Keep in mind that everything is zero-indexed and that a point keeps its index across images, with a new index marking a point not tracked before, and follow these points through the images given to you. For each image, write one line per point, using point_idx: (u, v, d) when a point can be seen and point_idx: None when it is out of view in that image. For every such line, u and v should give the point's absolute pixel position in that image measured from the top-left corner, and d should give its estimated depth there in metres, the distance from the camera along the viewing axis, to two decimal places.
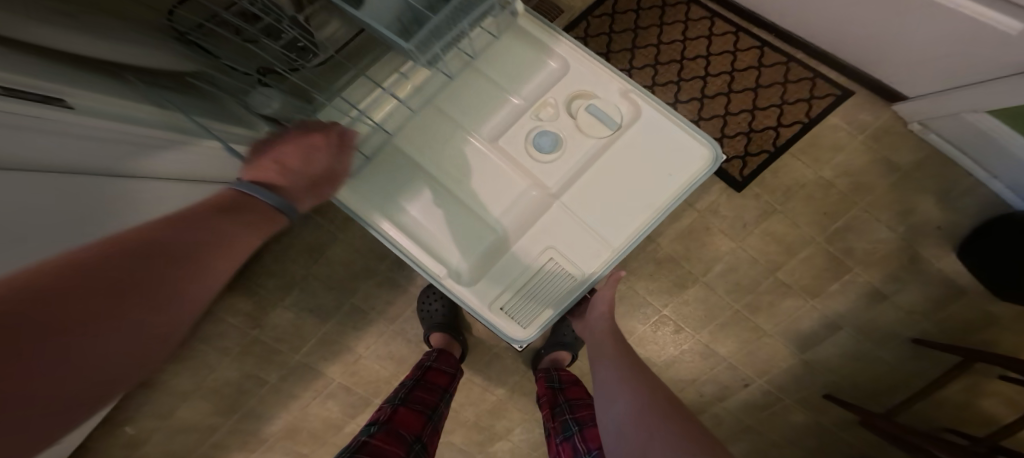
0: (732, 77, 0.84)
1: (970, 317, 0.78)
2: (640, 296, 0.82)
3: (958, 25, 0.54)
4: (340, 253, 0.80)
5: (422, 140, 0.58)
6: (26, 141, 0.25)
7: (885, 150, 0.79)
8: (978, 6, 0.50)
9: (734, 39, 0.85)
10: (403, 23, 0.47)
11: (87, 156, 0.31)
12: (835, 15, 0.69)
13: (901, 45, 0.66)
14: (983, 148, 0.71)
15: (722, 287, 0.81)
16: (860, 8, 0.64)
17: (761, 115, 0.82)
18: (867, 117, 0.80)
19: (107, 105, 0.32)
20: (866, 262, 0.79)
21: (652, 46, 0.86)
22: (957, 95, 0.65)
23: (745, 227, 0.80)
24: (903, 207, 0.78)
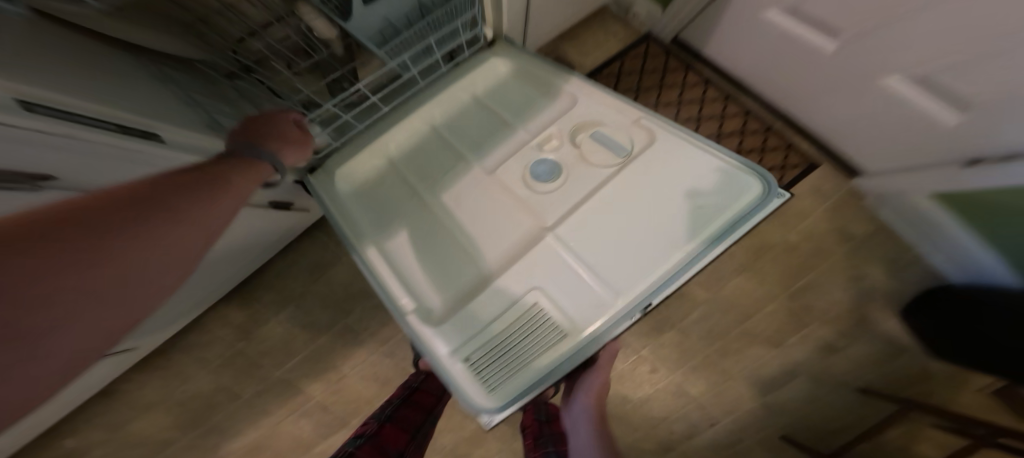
0: (718, 140, 0.96)
1: (907, 370, 0.89)
2: (623, 335, 0.88)
3: (911, 115, 0.68)
4: (341, 272, 0.81)
5: (426, 168, 0.63)
6: (102, 154, 0.34)
7: (839, 221, 0.91)
8: (928, 99, 0.64)
9: (722, 106, 0.97)
10: (383, 35, 0.56)
11: (135, 168, 0.39)
12: (817, 93, 0.81)
13: (864, 130, 0.79)
14: (922, 224, 0.84)
15: (696, 332, 0.88)
16: (839, 92, 0.77)
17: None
18: (827, 192, 0.92)
19: (192, 138, 0.41)
20: (823, 319, 0.89)
21: (652, 105, 0.97)
22: (905, 177, 0.79)
23: (720, 279, 0.89)
24: (852, 271, 0.90)
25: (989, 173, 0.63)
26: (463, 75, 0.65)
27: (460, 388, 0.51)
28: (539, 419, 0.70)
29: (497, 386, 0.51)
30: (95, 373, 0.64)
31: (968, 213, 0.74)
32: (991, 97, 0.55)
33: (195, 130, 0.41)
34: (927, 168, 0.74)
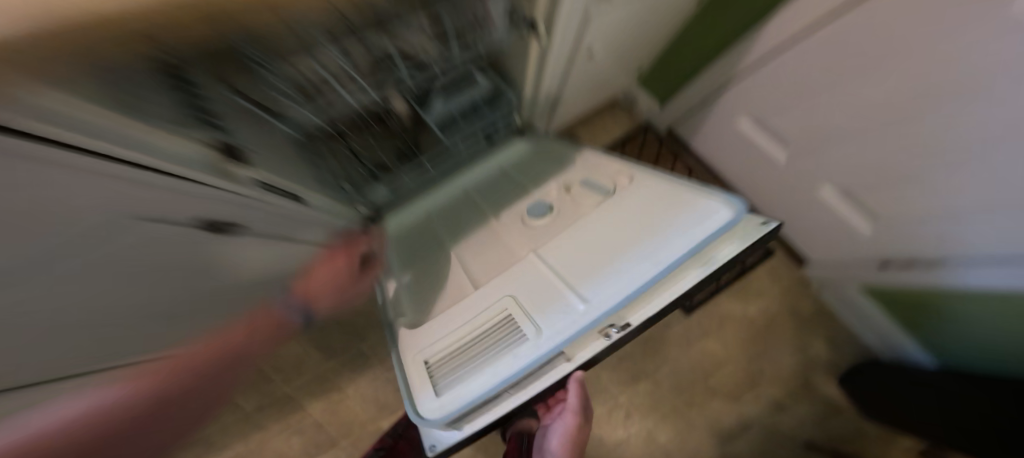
0: None
1: (843, 432, 1.03)
2: (603, 381, 0.98)
3: (842, 221, 0.86)
4: (363, 304, 0.91)
5: (456, 225, 0.70)
6: (287, 218, 0.47)
7: (791, 299, 1.08)
8: (849, 210, 0.83)
9: None
10: (445, 121, 0.63)
11: (300, 227, 0.52)
12: (776, 194, 0.98)
13: (812, 230, 0.96)
14: (847, 309, 1.04)
15: (666, 384, 1.00)
16: (788, 198, 0.95)
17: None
18: (781, 274, 1.10)
19: (321, 200, 0.55)
20: (773, 380, 1.03)
21: None
22: (839, 270, 0.96)
23: (689, 339, 1.03)
24: (799, 342, 1.06)
25: (906, 275, 0.79)
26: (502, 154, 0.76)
27: (409, 388, 0.47)
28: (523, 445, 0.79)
29: (443, 390, 0.44)
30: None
31: (892, 306, 0.90)
32: (899, 215, 0.74)
33: (321, 193, 0.55)
34: (853, 264, 0.91)
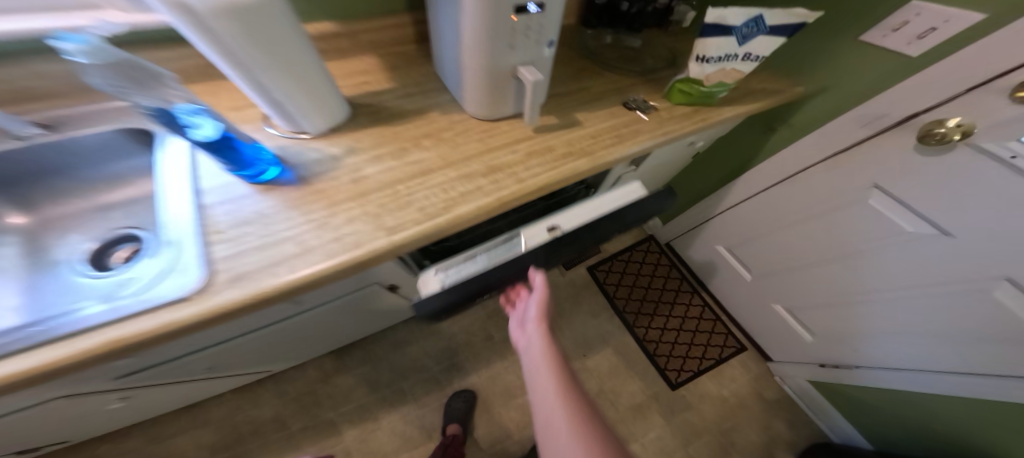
0: (683, 318, 1.38)
1: None
2: None
3: (784, 328, 1.15)
4: (414, 351, 1.16)
5: None
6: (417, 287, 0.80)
7: (760, 388, 1.29)
8: (790, 319, 1.12)
9: (690, 296, 1.43)
10: None
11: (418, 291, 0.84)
12: (739, 302, 1.29)
13: (764, 333, 1.26)
14: (808, 401, 1.22)
15: (653, 449, 1.14)
16: (744, 307, 1.28)
17: (699, 345, 1.33)
18: (750, 365, 1.32)
19: None
20: (743, 454, 1.19)
21: (643, 286, 1.43)
22: (790, 365, 1.21)
23: (673, 411, 1.21)
24: (765, 425, 1.24)
25: (841, 376, 1.02)
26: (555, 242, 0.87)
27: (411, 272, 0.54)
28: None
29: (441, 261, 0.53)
30: (228, 388, 0.87)
31: (833, 397, 1.13)
32: (825, 332, 1.01)
33: None
34: (800, 362, 1.17)
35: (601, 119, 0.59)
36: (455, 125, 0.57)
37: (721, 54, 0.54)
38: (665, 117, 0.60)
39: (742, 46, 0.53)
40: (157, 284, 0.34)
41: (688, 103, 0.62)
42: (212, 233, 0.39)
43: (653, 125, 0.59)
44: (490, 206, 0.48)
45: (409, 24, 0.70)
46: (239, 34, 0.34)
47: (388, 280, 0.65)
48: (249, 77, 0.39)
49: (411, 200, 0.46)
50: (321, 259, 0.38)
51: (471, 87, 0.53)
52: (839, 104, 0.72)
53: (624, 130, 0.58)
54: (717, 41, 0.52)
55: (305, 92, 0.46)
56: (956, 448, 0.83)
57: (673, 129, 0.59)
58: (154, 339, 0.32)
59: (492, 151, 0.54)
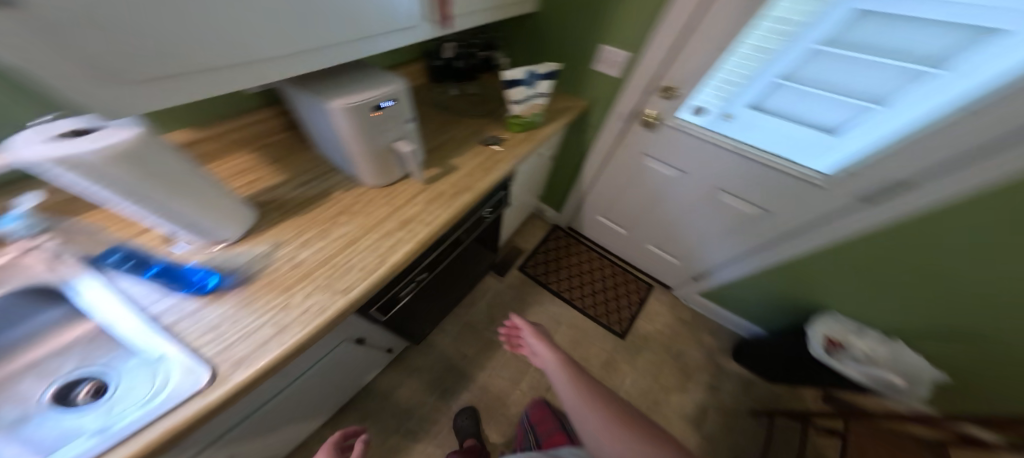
0: (604, 279, 1.64)
1: (767, 398, 1.40)
2: None
3: (664, 262, 1.48)
4: (403, 393, 1.26)
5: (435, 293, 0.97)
6: (372, 333, 0.92)
7: (677, 311, 1.61)
8: (664, 255, 1.45)
9: (600, 260, 1.70)
10: None
11: (378, 336, 0.97)
12: (632, 254, 1.59)
13: (658, 271, 1.58)
14: (706, 308, 1.57)
15: (635, 392, 1.35)
16: (639, 257, 1.57)
17: (622, 296, 1.61)
18: (663, 296, 1.64)
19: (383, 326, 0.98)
20: (697, 367, 1.45)
21: (566, 267, 1.64)
22: (682, 289, 1.56)
23: (632, 355, 1.46)
24: (697, 338, 1.54)
25: (711, 281, 1.38)
26: (470, 258, 1.11)
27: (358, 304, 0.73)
28: (563, 426, 1.04)
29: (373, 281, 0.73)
30: None
31: (716, 299, 1.49)
32: (684, 256, 1.37)
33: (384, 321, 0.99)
34: (684, 282, 1.52)
35: (470, 157, 0.79)
36: (356, 194, 0.70)
37: (524, 96, 0.76)
38: (512, 142, 0.84)
39: (534, 88, 0.76)
40: (174, 386, 0.44)
41: (521, 129, 0.85)
42: (192, 342, 0.48)
43: (508, 151, 0.82)
44: (410, 248, 0.64)
45: (273, 116, 0.76)
46: (137, 178, 0.39)
47: (346, 333, 0.79)
48: (155, 211, 0.43)
49: (344, 268, 0.60)
50: (299, 330, 0.52)
51: (360, 168, 0.63)
52: (606, 107, 1.05)
53: (491, 161, 0.79)
54: (516, 90, 0.74)
55: (210, 213, 0.51)
56: (790, 297, 1.21)
57: (520, 150, 0.83)
58: (194, 423, 0.42)
59: (400, 208, 0.69)
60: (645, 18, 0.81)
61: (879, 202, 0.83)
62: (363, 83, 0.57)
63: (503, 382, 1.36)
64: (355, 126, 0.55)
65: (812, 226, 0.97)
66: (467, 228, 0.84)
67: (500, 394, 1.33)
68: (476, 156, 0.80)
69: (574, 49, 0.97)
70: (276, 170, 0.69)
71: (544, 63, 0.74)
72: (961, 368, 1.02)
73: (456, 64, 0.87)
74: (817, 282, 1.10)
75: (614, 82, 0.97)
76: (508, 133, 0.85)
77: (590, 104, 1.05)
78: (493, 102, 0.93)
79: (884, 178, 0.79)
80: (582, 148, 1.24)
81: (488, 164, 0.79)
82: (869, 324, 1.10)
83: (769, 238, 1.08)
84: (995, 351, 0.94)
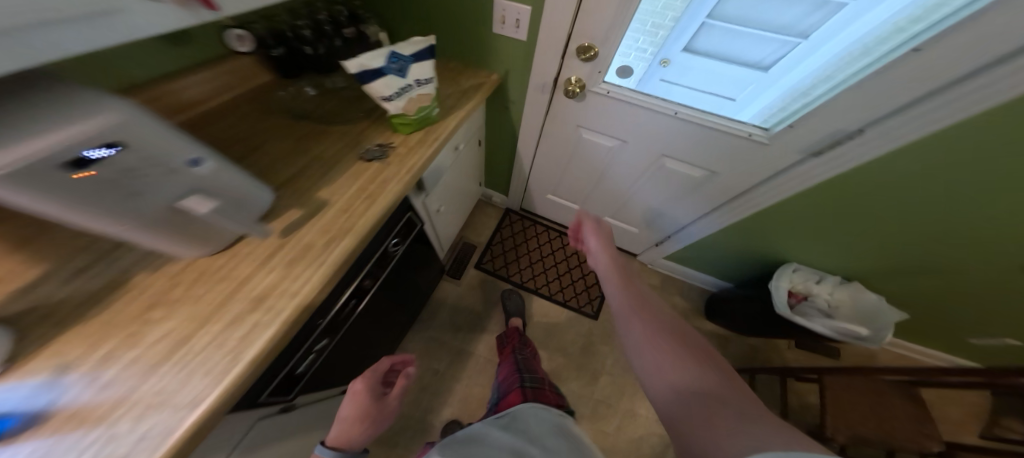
0: (569, 260, 1.51)
1: (740, 348, 1.42)
2: (573, 392, 1.29)
3: (625, 232, 1.37)
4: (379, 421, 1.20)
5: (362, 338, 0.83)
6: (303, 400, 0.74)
7: (648, 277, 1.53)
8: (622, 225, 1.34)
9: (561, 240, 1.55)
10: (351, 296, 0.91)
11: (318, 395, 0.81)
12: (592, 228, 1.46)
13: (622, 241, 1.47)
14: (676, 270, 1.49)
15: (615, 367, 1.34)
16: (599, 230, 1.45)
17: (591, 275, 1.49)
18: (632, 264, 1.55)
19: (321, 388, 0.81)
20: None
21: (527, 256, 1.49)
22: (647, 254, 1.47)
23: (608, 332, 1.40)
24: (671, 302, 1.48)
25: (672, 246, 1.31)
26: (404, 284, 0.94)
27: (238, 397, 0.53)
28: (522, 384, 0.89)
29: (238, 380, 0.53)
30: None
31: (681, 260, 1.42)
32: (642, 224, 1.27)
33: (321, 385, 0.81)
34: (649, 248, 1.42)
35: (348, 182, 0.60)
36: (179, 271, 0.50)
37: (398, 89, 0.55)
38: (403, 152, 0.64)
39: (406, 76, 0.56)
40: None
41: (413, 129, 0.65)
42: None
43: (396, 166, 0.62)
44: (276, 332, 0.47)
45: None
46: None
47: (258, 422, 0.60)
48: None
49: (178, 384, 0.42)
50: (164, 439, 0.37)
51: (153, 241, 0.42)
52: (523, 78, 0.86)
53: (374, 185, 0.60)
54: (379, 83, 0.53)
55: None
56: (746, 252, 1.15)
57: (414, 160, 0.63)
58: None
59: (253, 277, 0.51)
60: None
61: (825, 155, 0.72)
62: (45, 109, 0.28)
63: (482, 390, 1.28)
64: (77, 204, 0.31)
65: (754, 189, 0.88)
66: (371, 268, 0.67)
67: (481, 404, 1.25)
68: (358, 178, 0.60)
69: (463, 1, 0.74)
70: (38, 257, 0.48)
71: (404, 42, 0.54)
72: (898, 289, 1.08)
73: (304, 48, 0.66)
74: (771, 239, 1.04)
75: (524, 46, 0.78)
76: (397, 137, 0.65)
77: (505, 75, 0.86)
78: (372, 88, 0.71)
79: (827, 131, 0.68)
80: (513, 128, 1.04)
81: (371, 190, 0.59)
82: (823, 268, 1.11)
83: (720, 202, 0.98)
84: (925, 275, 0.98)
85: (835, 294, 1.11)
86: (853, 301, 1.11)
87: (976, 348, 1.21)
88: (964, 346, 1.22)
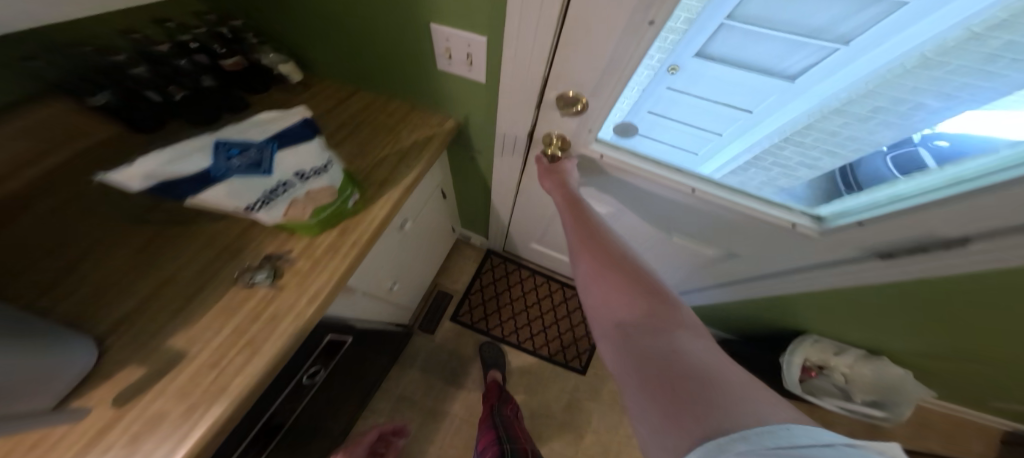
0: (555, 307, 1.33)
1: None
2: None
3: None
4: None
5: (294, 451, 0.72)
6: None
7: None
8: None
9: (547, 284, 1.37)
10: None
11: None
12: None
13: None
14: None
15: (603, 428, 1.17)
16: None
17: (581, 324, 1.32)
18: None
19: None
20: None
21: (508, 305, 1.32)
22: None
23: (597, 389, 1.23)
24: None
25: None
26: (351, 369, 0.83)
27: None
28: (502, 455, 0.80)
29: None
30: None
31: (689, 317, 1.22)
32: None
33: None
34: None
35: (219, 323, 0.43)
36: None
37: (263, 196, 0.35)
38: (304, 268, 0.47)
39: (272, 173, 0.35)
40: None
41: (318, 229, 0.47)
42: None
43: (292, 291, 0.46)
44: None
45: None
46: None
47: None
48: None
49: None
50: None
51: None
52: (486, 126, 0.70)
53: (260, 322, 0.43)
54: (218, 193, 0.32)
55: None
56: (764, 318, 0.96)
57: (321, 277, 0.47)
58: None
59: None
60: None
61: (892, 259, 0.52)
62: None
63: None
64: None
65: (781, 276, 0.70)
66: (282, 402, 0.59)
67: None
68: (232, 315, 0.44)
69: (377, 29, 0.58)
70: None
71: (241, 125, 0.35)
72: (937, 370, 0.91)
73: (148, 94, 0.53)
74: (794, 313, 0.88)
75: (483, 89, 0.61)
76: (297, 241, 0.48)
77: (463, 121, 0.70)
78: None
79: (909, 236, 0.47)
80: (482, 177, 0.87)
81: (252, 333, 0.43)
82: (845, 341, 0.93)
83: (734, 277, 0.80)
84: (980, 362, 0.80)
85: (853, 368, 0.95)
86: (878, 376, 0.94)
87: (999, 411, 1.09)
88: (996, 408, 1.06)
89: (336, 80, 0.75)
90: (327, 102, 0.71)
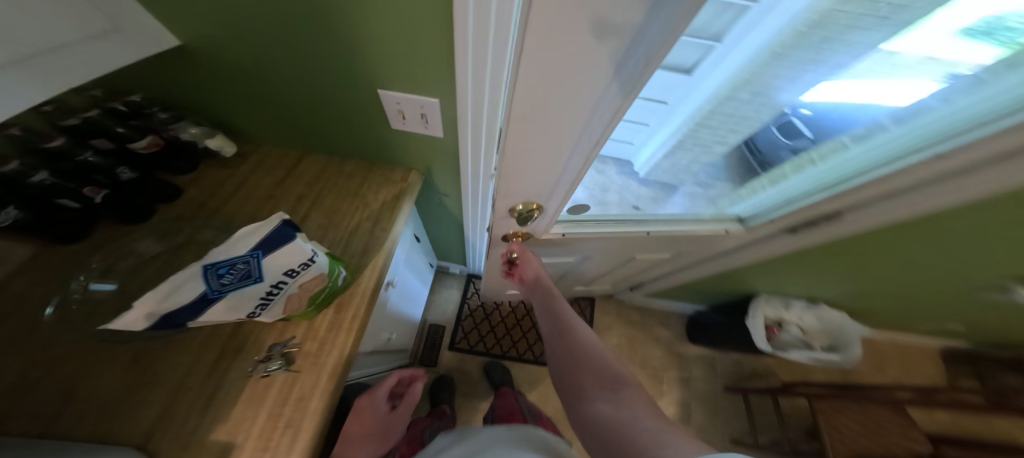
0: None
1: (729, 366, 1.39)
2: None
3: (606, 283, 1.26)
4: None
5: None
6: None
7: (626, 316, 1.45)
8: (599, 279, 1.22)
9: None
10: None
11: None
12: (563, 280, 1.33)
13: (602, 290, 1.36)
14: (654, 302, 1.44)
15: None
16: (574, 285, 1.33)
17: None
18: (607, 305, 1.47)
19: None
20: (659, 367, 1.36)
21: (501, 324, 1.35)
22: (625, 294, 1.39)
23: None
24: (652, 337, 1.42)
25: (651, 288, 1.23)
26: None
27: None
28: (521, 409, 0.90)
29: None
30: None
31: (662, 296, 1.35)
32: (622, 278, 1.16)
33: None
34: (629, 291, 1.33)
35: (253, 409, 0.37)
36: None
37: (260, 299, 0.36)
38: (313, 349, 0.43)
39: (260, 279, 0.35)
40: None
41: (315, 310, 0.46)
42: None
43: (310, 371, 0.42)
44: None
45: None
46: None
47: None
48: None
49: None
50: None
51: None
52: (448, 171, 0.75)
53: (290, 405, 0.38)
54: (218, 308, 0.33)
55: None
56: (727, 287, 1.12)
57: (331, 355, 0.43)
58: None
59: None
60: (421, 63, 0.49)
61: (800, 233, 0.72)
62: None
63: None
64: None
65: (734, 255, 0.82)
66: None
67: None
68: (261, 401, 0.38)
69: (326, 100, 0.61)
70: None
71: (228, 239, 0.33)
72: (868, 305, 1.09)
73: (63, 202, 0.44)
74: (743, 279, 1.03)
75: (441, 142, 0.66)
76: (298, 324, 0.45)
77: (426, 171, 0.74)
78: (214, 236, 0.52)
79: None
80: (454, 215, 0.92)
81: (287, 416, 0.37)
82: (789, 295, 1.10)
83: (695, 261, 0.92)
84: (889, 295, 1.00)
85: (803, 318, 1.12)
86: (820, 320, 1.12)
87: (924, 332, 1.31)
88: (910, 329, 1.31)
89: (283, 147, 0.74)
90: (274, 173, 0.68)
